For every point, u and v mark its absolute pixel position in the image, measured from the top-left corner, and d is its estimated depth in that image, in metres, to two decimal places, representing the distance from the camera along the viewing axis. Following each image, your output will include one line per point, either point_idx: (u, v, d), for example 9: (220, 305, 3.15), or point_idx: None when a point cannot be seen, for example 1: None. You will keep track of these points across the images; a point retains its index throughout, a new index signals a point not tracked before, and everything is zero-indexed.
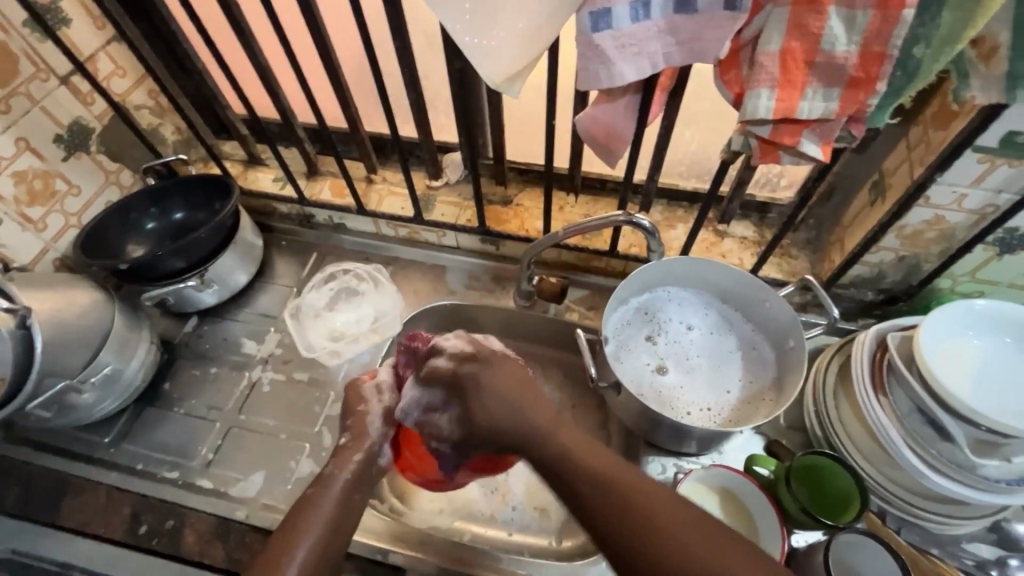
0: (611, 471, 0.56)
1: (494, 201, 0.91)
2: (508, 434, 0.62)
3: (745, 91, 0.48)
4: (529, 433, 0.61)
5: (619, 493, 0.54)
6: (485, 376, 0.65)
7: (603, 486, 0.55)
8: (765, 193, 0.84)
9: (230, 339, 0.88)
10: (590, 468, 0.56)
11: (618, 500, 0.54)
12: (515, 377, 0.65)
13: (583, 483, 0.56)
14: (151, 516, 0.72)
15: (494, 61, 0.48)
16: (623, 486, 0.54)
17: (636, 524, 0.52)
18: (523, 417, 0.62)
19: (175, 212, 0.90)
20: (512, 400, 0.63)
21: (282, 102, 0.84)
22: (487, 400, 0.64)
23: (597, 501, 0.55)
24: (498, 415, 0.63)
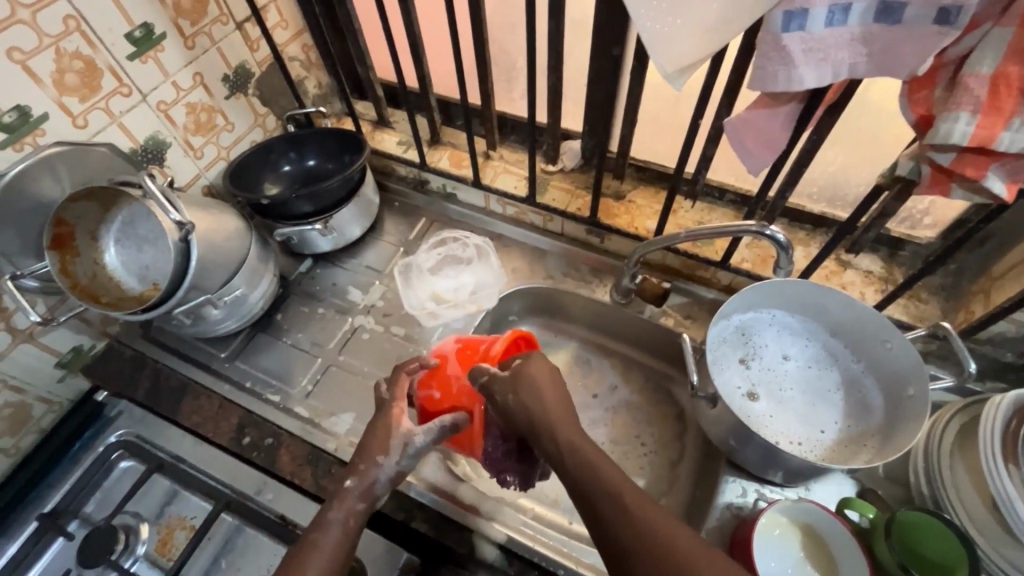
0: (645, 502, 0.50)
1: (607, 194, 0.91)
2: (535, 428, 0.59)
3: (936, 113, 0.45)
4: (557, 438, 0.57)
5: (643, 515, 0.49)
6: (532, 371, 0.62)
7: (626, 508, 0.50)
8: (903, 229, 0.79)
9: (339, 285, 0.94)
10: (621, 491, 0.51)
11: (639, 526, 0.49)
12: (539, 375, 0.62)
13: (606, 498, 0.51)
14: (254, 431, 0.78)
15: (671, 51, 0.47)
16: (649, 511, 0.49)
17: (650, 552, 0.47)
18: (554, 423, 0.58)
19: (308, 159, 0.96)
20: (549, 401, 0.59)
21: (423, 70, 0.88)
22: (521, 396, 0.60)
23: (613, 522, 0.50)
24: (534, 409, 0.59)
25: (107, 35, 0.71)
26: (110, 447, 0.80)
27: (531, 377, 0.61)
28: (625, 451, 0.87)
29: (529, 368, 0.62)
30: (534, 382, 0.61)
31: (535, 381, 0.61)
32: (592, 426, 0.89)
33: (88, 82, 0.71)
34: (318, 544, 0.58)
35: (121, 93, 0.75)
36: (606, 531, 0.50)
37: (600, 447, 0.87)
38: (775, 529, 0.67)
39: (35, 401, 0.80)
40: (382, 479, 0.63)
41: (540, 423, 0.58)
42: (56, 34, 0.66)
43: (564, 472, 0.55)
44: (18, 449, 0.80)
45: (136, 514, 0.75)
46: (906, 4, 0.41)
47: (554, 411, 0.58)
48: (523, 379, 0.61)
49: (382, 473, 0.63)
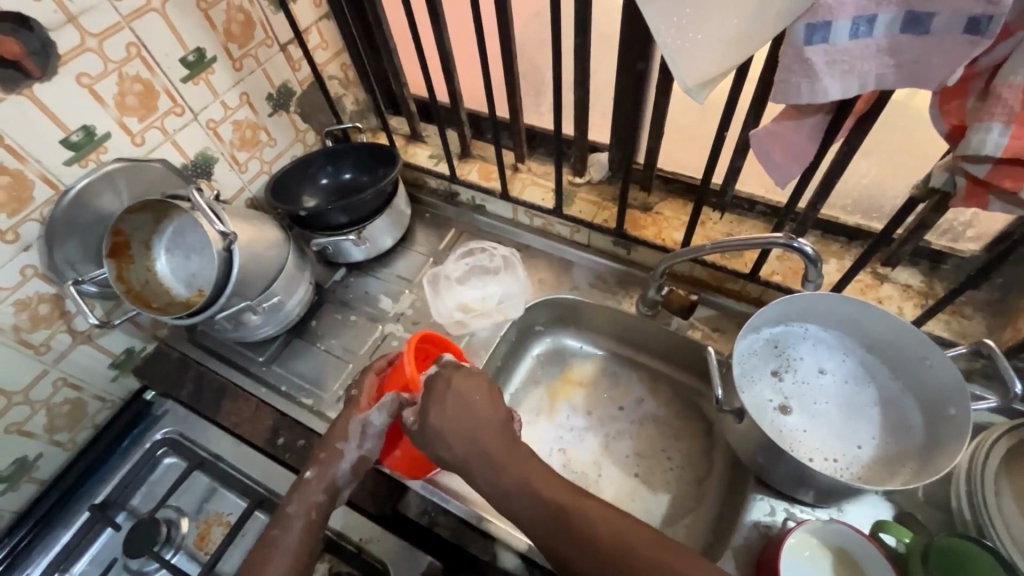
0: (595, 512, 0.58)
1: (634, 206, 0.91)
2: (467, 467, 0.63)
3: (969, 124, 0.44)
4: (493, 471, 0.62)
5: (600, 528, 0.57)
6: (438, 416, 0.64)
7: (575, 524, 0.57)
8: (944, 242, 0.76)
9: (371, 293, 0.97)
10: (574, 506, 0.58)
11: (594, 541, 0.56)
12: (452, 417, 0.64)
13: (558, 518, 0.58)
14: (287, 432, 0.81)
15: (694, 65, 0.48)
16: (596, 520, 0.57)
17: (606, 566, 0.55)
18: (486, 459, 0.62)
19: (345, 172, 1.01)
20: (472, 440, 0.63)
21: (454, 86, 0.91)
22: (440, 447, 0.63)
23: (561, 536, 0.57)
24: (461, 453, 0.63)
25: (164, 60, 0.77)
26: (157, 444, 0.85)
27: (438, 423, 0.64)
28: (650, 465, 0.86)
29: (429, 417, 0.64)
30: (450, 429, 0.63)
31: (448, 428, 0.63)
32: (617, 439, 0.88)
33: (146, 103, 0.77)
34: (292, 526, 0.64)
35: (175, 112, 0.81)
36: (556, 544, 0.58)
37: (624, 460, 0.87)
38: (805, 551, 0.65)
39: (91, 399, 0.85)
40: (341, 471, 0.67)
41: (473, 460, 0.62)
42: (119, 59, 0.72)
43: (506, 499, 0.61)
44: (74, 443, 0.86)
45: (178, 508, 0.79)
46: (933, 15, 0.40)
47: (482, 449, 0.63)
48: (434, 431, 0.63)
49: (342, 463, 0.67)
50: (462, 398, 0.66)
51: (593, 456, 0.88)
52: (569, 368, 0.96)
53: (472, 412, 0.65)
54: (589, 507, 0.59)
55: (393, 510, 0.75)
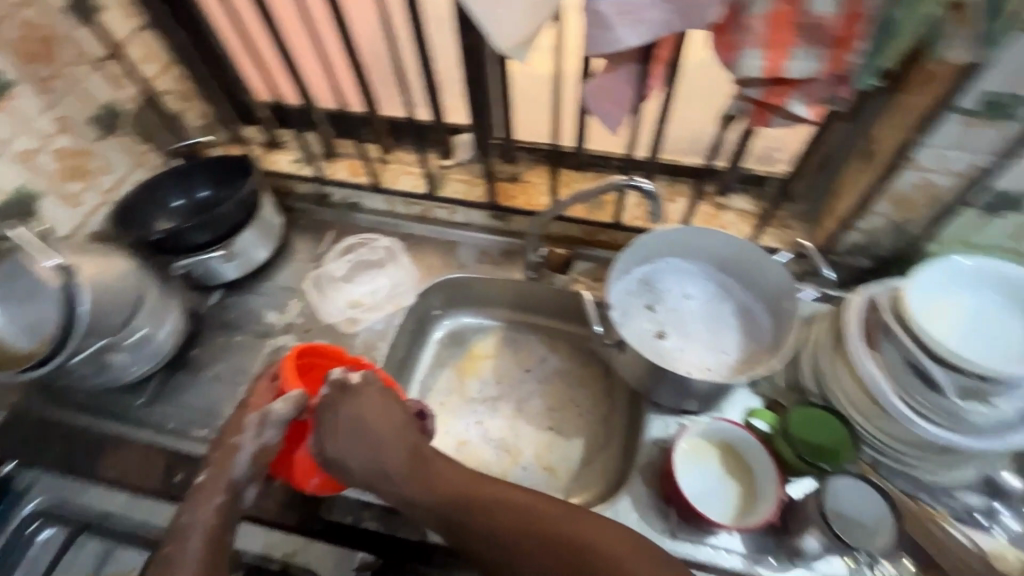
0: (501, 491, 0.64)
1: (502, 178, 0.96)
2: (372, 484, 0.66)
3: (737, 54, 0.51)
4: (393, 483, 0.65)
5: (497, 509, 0.62)
6: (338, 445, 0.67)
7: (480, 506, 0.62)
8: (764, 168, 0.88)
9: (254, 310, 0.93)
10: (475, 489, 0.64)
11: (492, 523, 0.61)
12: (343, 445, 0.67)
13: (460, 510, 0.63)
14: (184, 467, 0.76)
15: (506, 28, 0.52)
16: (500, 499, 0.63)
17: (504, 543, 0.60)
18: (386, 472, 0.65)
19: (201, 190, 0.94)
20: (369, 460, 0.66)
21: (302, 84, 0.89)
22: (343, 472, 0.67)
23: (470, 521, 0.62)
24: (361, 474, 0.66)
25: None
26: (27, 519, 0.76)
27: (335, 453, 0.67)
28: (561, 416, 0.91)
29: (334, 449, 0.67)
30: (344, 456, 0.67)
31: (341, 451, 0.66)
32: (527, 400, 0.93)
33: None
34: (191, 539, 0.61)
35: None
36: (468, 530, 0.62)
37: (538, 417, 0.91)
38: (696, 454, 0.73)
39: None
40: (239, 466, 0.65)
41: (378, 476, 0.65)
42: None
43: (412, 504, 0.65)
44: None
45: None
46: None
47: (378, 465, 0.65)
48: (333, 460, 0.67)
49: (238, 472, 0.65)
50: (343, 422, 0.67)
51: (508, 421, 0.91)
52: (472, 345, 0.99)
53: (369, 434, 0.66)
54: (488, 491, 0.64)
55: (314, 519, 0.73)
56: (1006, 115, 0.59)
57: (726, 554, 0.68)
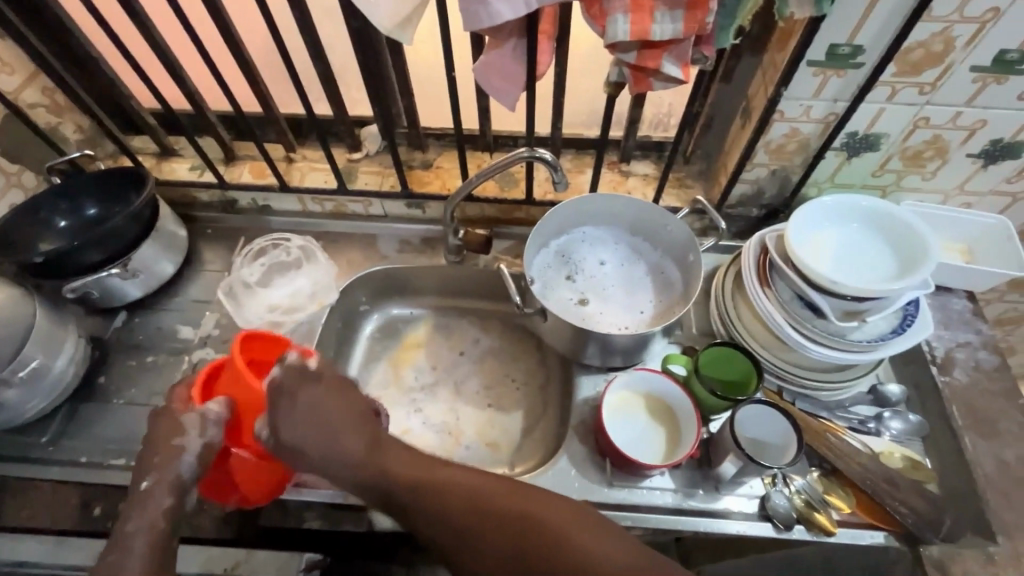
0: (454, 474, 0.58)
1: (414, 166, 0.95)
2: (329, 467, 0.62)
3: (607, 20, 0.54)
4: (350, 467, 0.61)
5: (448, 494, 0.56)
6: (293, 432, 0.62)
7: (432, 491, 0.57)
8: (659, 134, 0.93)
9: (165, 327, 0.88)
10: (430, 473, 0.59)
11: (444, 508, 0.56)
12: (298, 427, 0.62)
13: (412, 493, 0.58)
14: (103, 500, 0.73)
15: (382, 8, 0.53)
16: (454, 483, 0.57)
17: (456, 528, 0.54)
18: (344, 455, 0.61)
19: (88, 208, 0.88)
20: (324, 441, 0.62)
21: (187, 86, 0.85)
22: (297, 456, 0.62)
23: (424, 507, 0.57)
24: (318, 457, 0.62)
25: None
26: None
27: (289, 438, 0.62)
28: (499, 392, 0.93)
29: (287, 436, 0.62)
30: (300, 438, 0.62)
31: (295, 432, 0.62)
32: (464, 382, 0.94)
33: None
34: (135, 545, 0.57)
35: None
36: (421, 515, 0.57)
37: (476, 396, 0.93)
38: (623, 405, 0.77)
39: None
40: (182, 466, 0.61)
41: (334, 459, 0.61)
42: None
43: (366, 487, 0.61)
44: None
45: None
46: None
47: (334, 446, 0.62)
48: (286, 444, 0.62)
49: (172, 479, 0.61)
50: (300, 404, 0.63)
51: (448, 405, 0.92)
52: (404, 335, 0.99)
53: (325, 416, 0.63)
54: (443, 474, 0.59)
55: (254, 528, 0.72)
56: (849, 64, 0.67)
57: (661, 494, 0.73)
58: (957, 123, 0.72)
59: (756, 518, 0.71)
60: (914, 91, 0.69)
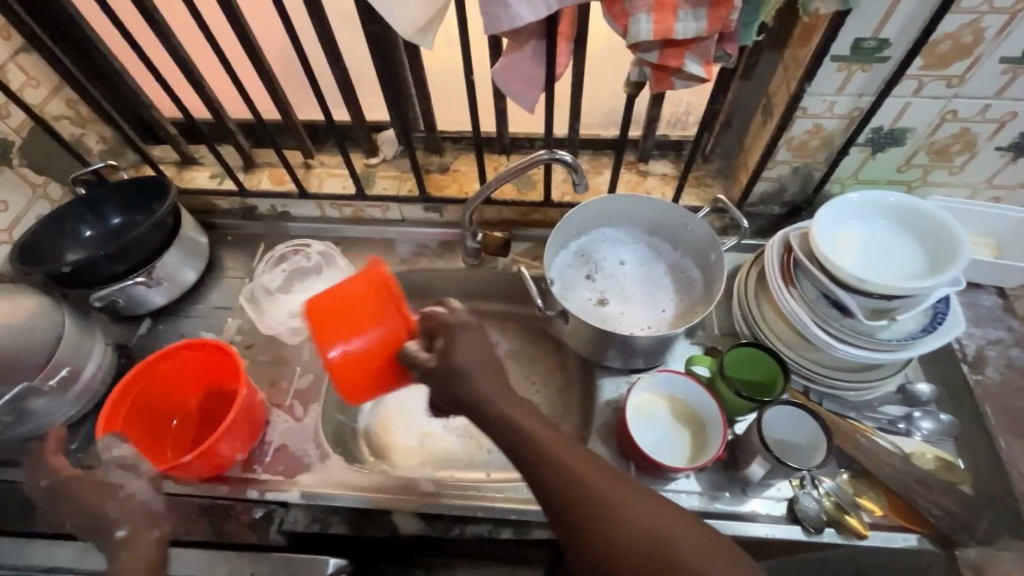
0: (584, 463, 0.50)
1: (432, 170, 0.96)
2: (478, 408, 0.53)
3: (628, 20, 0.54)
4: (492, 416, 0.52)
5: (575, 486, 0.49)
6: (458, 357, 0.53)
7: (559, 473, 0.49)
8: (677, 133, 0.93)
9: (189, 334, 0.89)
10: (562, 452, 0.50)
11: (572, 495, 0.49)
12: (476, 355, 0.53)
13: (533, 467, 0.50)
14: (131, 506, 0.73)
15: (404, 14, 0.53)
16: (585, 472, 0.49)
17: (574, 517, 0.48)
18: (492, 402, 0.53)
19: (112, 217, 0.89)
20: (489, 377, 0.53)
21: (208, 94, 0.86)
22: (450, 382, 0.53)
23: (549, 487, 0.49)
24: (471, 392, 0.53)
25: None
26: None
27: (463, 363, 0.53)
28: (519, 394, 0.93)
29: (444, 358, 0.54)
30: (464, 369, 0.53)
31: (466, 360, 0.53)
32: None
33: None
34: None
35: None
36: (545, 494, 0.50)
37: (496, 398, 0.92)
38: (647, 405, 0.77)
39: None
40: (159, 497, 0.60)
41: (469, 400, 0.53)
42: None
43: (493, 432, 0.53)
44: None
45: None
46: None
47: (490, 386, 0.53)
48: (454, 367, 0.53)
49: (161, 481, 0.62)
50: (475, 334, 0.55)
51: None
52: None
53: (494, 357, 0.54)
54: (571, 455, 0.50)
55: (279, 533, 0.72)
56: (874, 58, 0.65)
57: (687, 496, 0.72)
58: (986, 116, 0.71)
59: (785, 522, 0.69)
60: (942, 84, 0.67)
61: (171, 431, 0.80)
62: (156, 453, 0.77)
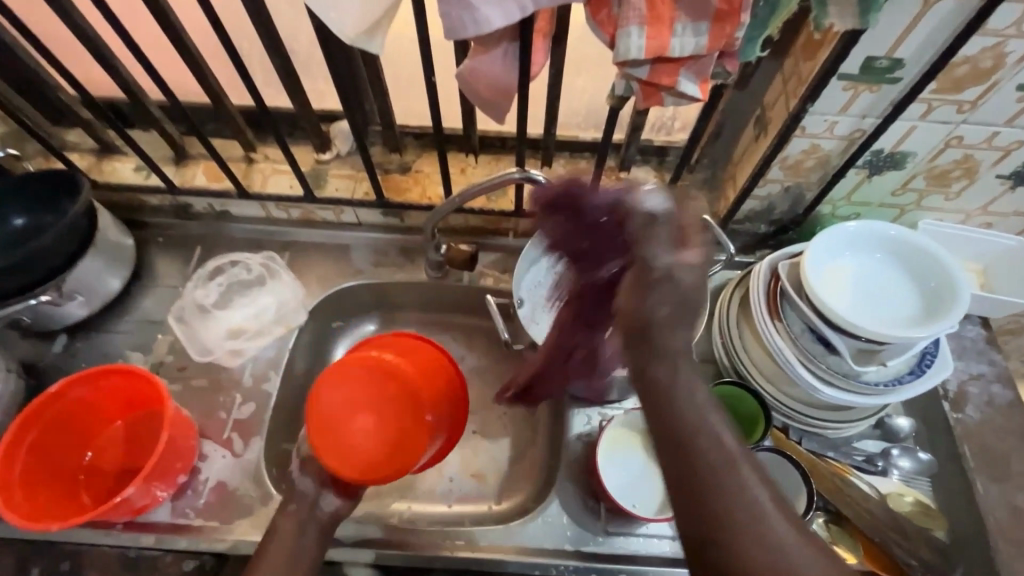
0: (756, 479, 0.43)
1: (391, 169, 0.86)
2: (652, 346, 0.47)
3: (617, 31, 0.45)
4: (666, 384, 0.46)
5: (734, 504, 0.42)
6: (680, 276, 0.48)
7: (723, 479, 0.42)
8: (662, 137, 0.85)
9: (111, 354, 0.79)
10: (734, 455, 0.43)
11: (728, 507, 0.42)
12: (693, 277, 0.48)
13: (693, 460, 0.43)
14: (42, 559, 0.64)
15: (344, 15, 0.43)
16: (755, 491, 0.42)
17: (723, 530, 0.41)
18: (670, 354, 0.47)
19: (13, 218, 0.77)
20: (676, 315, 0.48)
21: (125, 78, 0.73)
22: (643, 288, 0.49)
23: (705, 487, 0.42)
24: (654, 318, 0.48)
25: None
26: None
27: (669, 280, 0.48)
28: (484, 416, 0.85)
29: (689, 288, 0.48)
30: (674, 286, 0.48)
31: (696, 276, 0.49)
32: None
33: None
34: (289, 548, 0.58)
35: None
36: (695, 491, 0.43)
37: None
38: (620, 443, 0.71)
39: None
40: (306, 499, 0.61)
41: (648, 338, 0.47)
42: None
43: (659, 399, 0.46)
44: None
45: None
46: None
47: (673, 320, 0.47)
48: (654, 282, 0.48)
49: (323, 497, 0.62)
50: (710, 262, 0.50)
51: None
52: None
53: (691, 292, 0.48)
54: (736, 469, 0.43)
55: None
56: (884, 79, 0.59)
57: (659, 541, 0.68)
58: (992, 144, 0.65)
59: None
60: (951, 109, 0.62)
61: (87, 470, 0.68)
62: (68, 500, 0.65)
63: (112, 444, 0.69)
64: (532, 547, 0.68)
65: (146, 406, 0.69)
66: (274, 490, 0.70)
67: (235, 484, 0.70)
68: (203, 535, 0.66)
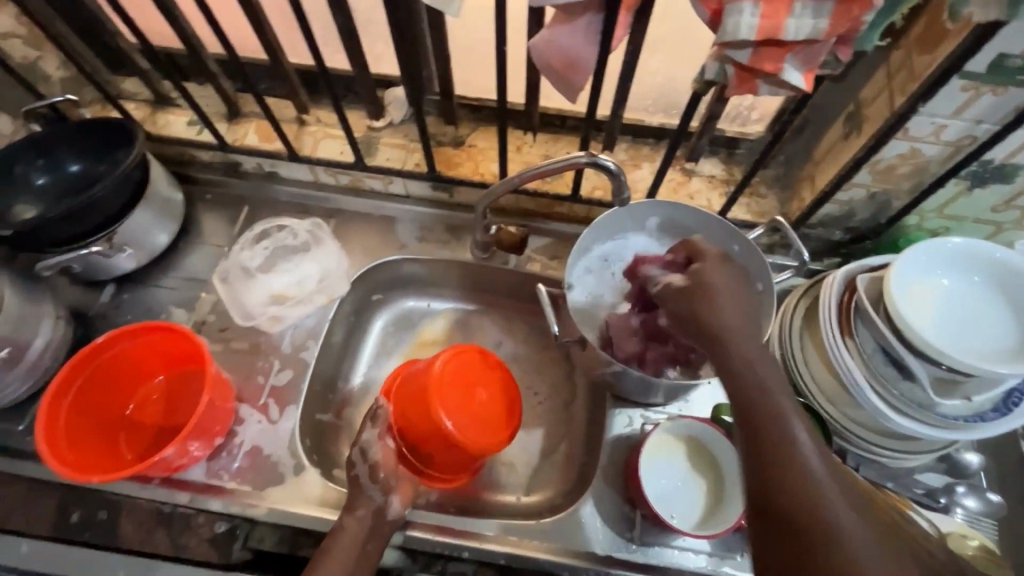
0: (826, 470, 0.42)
1: (444, 142, 0.82)
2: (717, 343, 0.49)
3: (724, 7, 0.40)
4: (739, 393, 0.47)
5: (801, 488, 0.42)
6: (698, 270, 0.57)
7: (787, 466, 0.43)
8: (736, 128, 0.79)
9: (155, 309, 0.79)
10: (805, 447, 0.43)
11: (794, 496, 0.42)
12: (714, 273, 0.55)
13: (759, 452, 0.44)
14: (80, 506, 0.66)
15: None
16: (823, 481, 0.42)
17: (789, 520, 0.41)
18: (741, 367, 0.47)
19: (68, 165, 0.77)
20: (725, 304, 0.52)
21: (185, 29, 0.71)
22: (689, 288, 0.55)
23: (771, 473, 0.43)
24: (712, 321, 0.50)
25: None
26: None
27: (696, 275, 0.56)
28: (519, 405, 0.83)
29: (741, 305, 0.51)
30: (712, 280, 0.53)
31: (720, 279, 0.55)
32: None
33: None
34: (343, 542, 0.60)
35: None
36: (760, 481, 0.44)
37: None
38: (663, 449, 0.68)
39: None
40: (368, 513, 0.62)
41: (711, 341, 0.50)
42: None
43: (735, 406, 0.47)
44: None
45: None
46: None
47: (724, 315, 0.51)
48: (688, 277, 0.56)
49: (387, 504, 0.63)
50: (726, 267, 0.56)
51: None
52: (419, 331, 0.87)
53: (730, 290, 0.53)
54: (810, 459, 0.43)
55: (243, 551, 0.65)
56: (1013, 80, 0.52)
57: (693, 555, 0.65)
58: None
59: None
60: None
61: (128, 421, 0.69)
62: (109, 449, 0.67)
63: (153, 399, 0.70)
64: (561, 548, 0.66)
65: (188, 362, 0.70)
66: (307, 460, 0.70)
67: (269, 450, 0.70)
68: (236, 499, 0.66)
